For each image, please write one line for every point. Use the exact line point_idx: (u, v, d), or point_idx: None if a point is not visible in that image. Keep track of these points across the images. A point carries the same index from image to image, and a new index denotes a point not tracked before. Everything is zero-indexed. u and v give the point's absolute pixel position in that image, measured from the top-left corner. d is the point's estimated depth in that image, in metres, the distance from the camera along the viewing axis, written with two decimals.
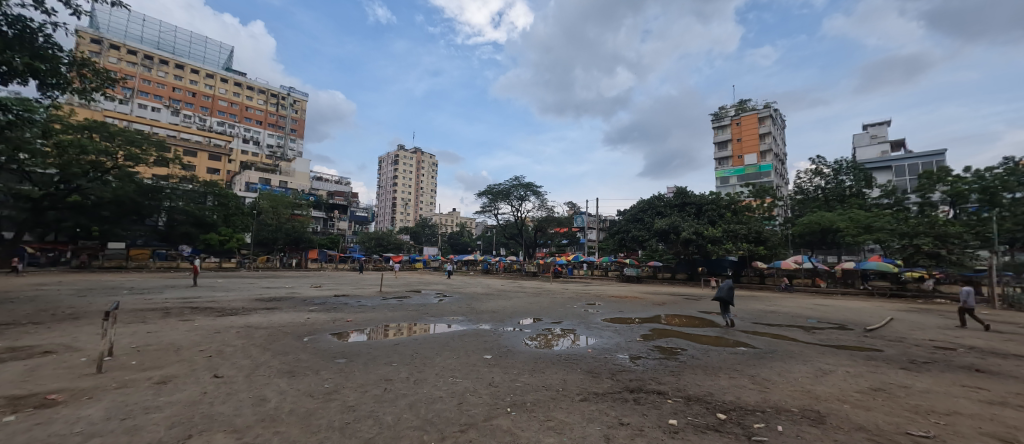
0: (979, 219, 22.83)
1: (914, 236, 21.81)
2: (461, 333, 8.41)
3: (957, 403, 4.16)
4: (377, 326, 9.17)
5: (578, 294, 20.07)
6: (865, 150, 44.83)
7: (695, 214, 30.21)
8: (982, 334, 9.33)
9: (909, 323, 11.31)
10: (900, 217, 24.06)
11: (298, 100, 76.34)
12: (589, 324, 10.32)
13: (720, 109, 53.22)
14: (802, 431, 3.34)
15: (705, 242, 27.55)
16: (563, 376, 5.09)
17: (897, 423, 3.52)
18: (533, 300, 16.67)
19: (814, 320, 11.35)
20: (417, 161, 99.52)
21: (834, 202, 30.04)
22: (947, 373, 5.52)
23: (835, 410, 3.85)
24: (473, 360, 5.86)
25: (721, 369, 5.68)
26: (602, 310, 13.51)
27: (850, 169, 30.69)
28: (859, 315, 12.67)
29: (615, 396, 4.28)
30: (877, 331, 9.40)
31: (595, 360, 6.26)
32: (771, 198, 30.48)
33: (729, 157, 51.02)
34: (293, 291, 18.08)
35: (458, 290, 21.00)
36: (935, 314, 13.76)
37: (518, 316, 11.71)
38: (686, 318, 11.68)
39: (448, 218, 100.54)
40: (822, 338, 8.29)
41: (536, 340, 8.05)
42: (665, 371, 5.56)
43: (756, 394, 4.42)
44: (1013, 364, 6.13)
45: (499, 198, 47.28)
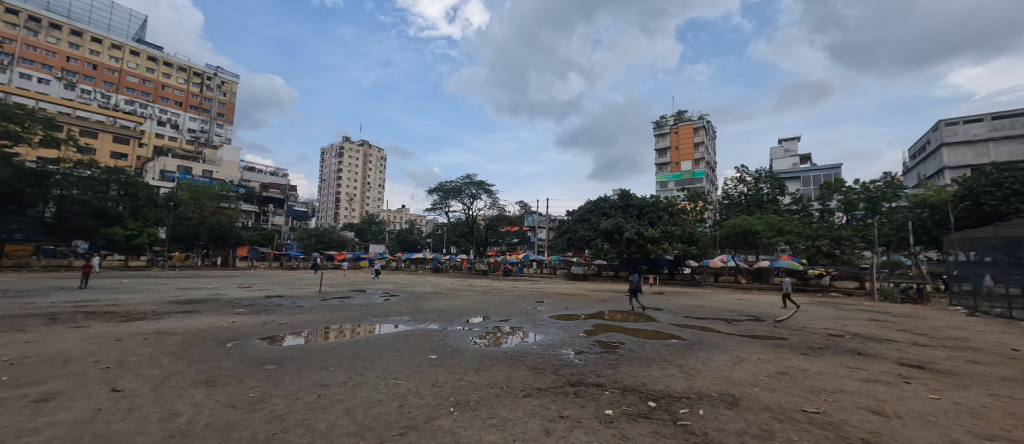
0: (865, 225, 26.90)
1: (815, 238, 25.18)
2: (408, 333, 8.17)
3: (842, 382, 4.87)
4: (316, 328, 8.61)
5: (527, 292, 20.49)
6: (779, 161, 50.61)
7: (637, 216, 32.03)
8: (864, 322, 10.99)
9: (810, 314, 12.97)
10: (806, 222, 27.51)
11: (227, 82, 69.07)
12: (536, 322, 10.55)
13: (661, 118, 57.03)
14: (719, 413, 3.69)
15: (645, 242, 29.43)
16: (508, 373, 5.16)
17: (795, 402, 4.03)
18: (482, 298, 16.69)
19: (736, 313, 12.61)
20: (364, 154, 94.93)
21: (754, 207, 33.57)
22: (836, 357, 6.44)
23: (747, 394, 4.32)
24: (417, 361, 5.72)
25: (654, 360, 6.11)
26: (549, 307, 13.87)
27: (768, 178, 34.41)
28: (771, 308, 14.29)
29: (556, 390, 4.41)
30: (785, 322, 10.65)
31: (541, 356, 6.41)
32: (703, 202, 33.31)
33: (667, 163, 54.81)
34: (219, 292, 16.42)
35: (406, 289, 20.32)
36: (829, 306, 15.93)
37: (466, 315, 11.61)
38: (627, 314, 12.39)
39: (396, 215, 97.10)
40: (739, 329, 9.24)
41: (484, 338, 8.05)
42: (605, 364, 5.86)
43: (683, 382, 4.81)
44: (884, 347, 7.29)
45: (450, 196, 46.64)
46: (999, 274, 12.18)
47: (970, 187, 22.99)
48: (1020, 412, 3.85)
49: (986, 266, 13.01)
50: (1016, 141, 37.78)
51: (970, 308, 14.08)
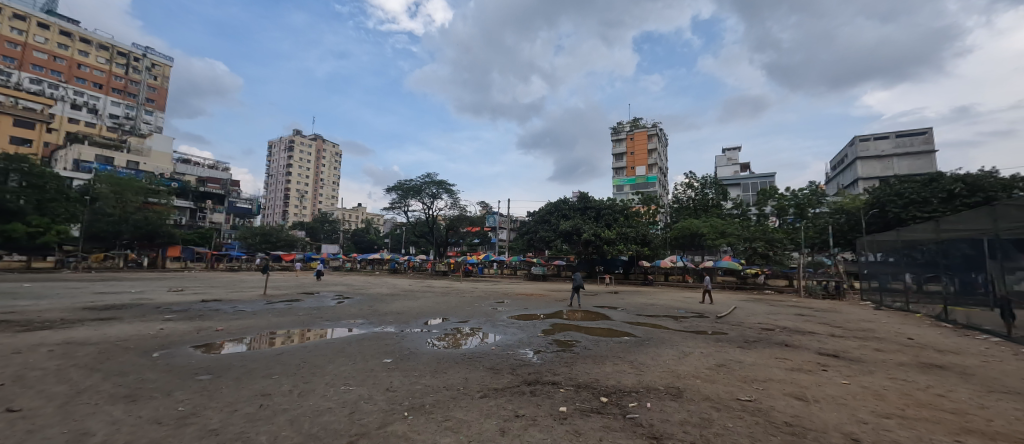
0: (794, 228, 29.74)
1: (752, 240, 28.01)
2: (362, 337, 7.89)
3: (771, 371, 5.35)
4: (260, 334, 8.04)
5: (487, 292, 20.51)
6: (722, 169, 54.60)
7: (595, 218, 33.06)
8: (792, 317, 12.17)
9: (747, 310, 14.13)
10: (745, 225, 30.01)
11: (159, 65, 62.62)
12: (496, 322, 10.56)
13: (618, 124, 59.33)
14: (664, 406, 3.92)
15: (602, 243, 30.48)
16: (465, 375, 5.12)
17: (731, 392, 4.36)
18: (441, 299, 16.44)
19: (683, 310, 13.46)
20: (317, 148, 90.02)
21: (700, 211, 35.95)
22: (768, 348, 7.06)
23: (690, 386, 4.61)
24: (371, 365, 5.52)
25: (607, 356, 6.37)
26: (508, 308, 13.93)
27: (712, 184, 36.79)
28: (714, 305, 15.39)
29: (513, 390, 4.46)
30: (725, 318, 11.49)
31: (499, 356, 6.46)
32: (655, 206, 35.15)
33: (623, 168, 57.13)
34: (145, 297, 14.82)
35: (360, 291, 19.49)
36: (763, 302, 17.44)
37: (425, 317, 11.38)
38: (584, 313, 12.74)
39: (352, 213, 93.08)
40: (686, 325, 9.87)
41: (443, 340, 7.95)
42: (561, 362, 6.00)
43: (633, 377, 5.05)
44: (808, 339, 8.12)
45: (409, 195, 45.46)
46: (899, 273, 13.99)
47: (878, 197, 26.16)
48: (912, 392, 4.45)
49: (889, 266, 14.90)
50: (915, 156, 43.36)
51: (877, 302, 16.06)
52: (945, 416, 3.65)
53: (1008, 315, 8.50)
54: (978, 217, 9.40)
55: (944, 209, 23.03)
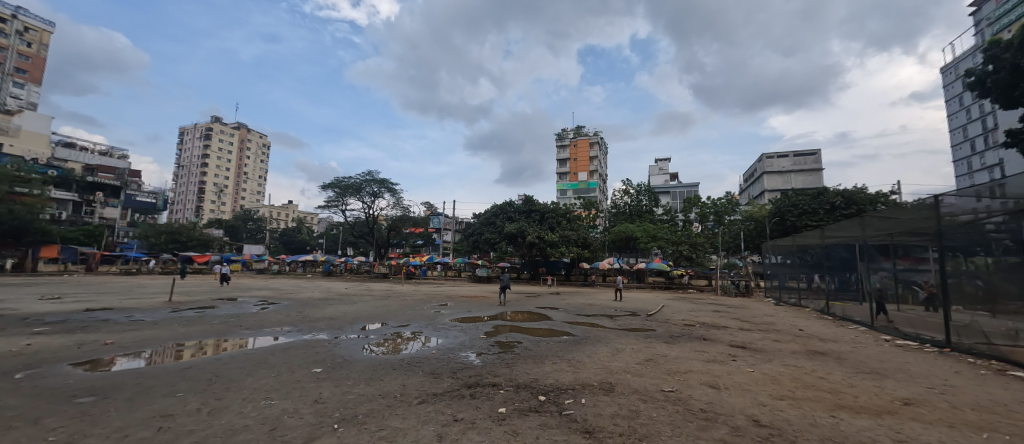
0: (713, 233, 33.09)
1: (678, 244, 30.85)
2: (289, 346, 7.27)
3: (691, 363, 5.90)
4: (163, 347, 7.06)
5: (429, 295, 20.01)
6: (655, 177, 58.98)
7: (539, 220, 33.87)
8: (711, 313, 13.46)
9: (673, 307, 15.40)
10: (673, 230, 32.72)
11: (36, 30, 52.61)
12: (437, 326, 10.37)
13: (562, 130, 61.41)
14: (598, 401, 4.13)
15: (545, 246, 31.34)
16: (403, 381, 4.95)
17: (657, 384, 4.73)
18: (380, 303, 15.72)
19: (618, 310, 14.27)
20: (241, 138, 81.48)
21: (635, 216, 38.45)
22: (688, 342, 7.77)
23: (621, 380, 4.92)
24: (298, 376, 5.10)
25: (546, 356, 6.54)
26: (451, 311, 13.74)
27: (646, 191, 39.43)
28: (646, 304, 16.52)
29: (453, 394, 4.40)
30: (654, 315, 12.40)
31: (440, 360, 6.35)
32: (595, 210, 36.94)
33: (567, 173, 59.25)
34: (5, 307, 12.19)
35: (288, 295, 17.92)
36: (687, 301, 19.10)
37: (362, 322, 10.78)
38: (526, 314, 12.96)
39: (281, 211, 85.50)
40: (619, 324, 10.49)
41: (382, 345, 7.63)
42: (502, 363, 6.05)
43: (569, 374, 5.26)
44: (722, 333, 9.06)
45: (347, 193, 42.89)
46: (793, 273, 16.19)
47: (779, 207, 30.08)
48: (800, 376, 5.17)
49: (786, 267, 17.22)
50: (809, 173, 50.53)
51: (777, 298, 18.44)
52: (823, 394, 4.30)
53: (871, 308, 10.25)
54: (852, 226, 11.21)
55: (828, 218, 27.19)
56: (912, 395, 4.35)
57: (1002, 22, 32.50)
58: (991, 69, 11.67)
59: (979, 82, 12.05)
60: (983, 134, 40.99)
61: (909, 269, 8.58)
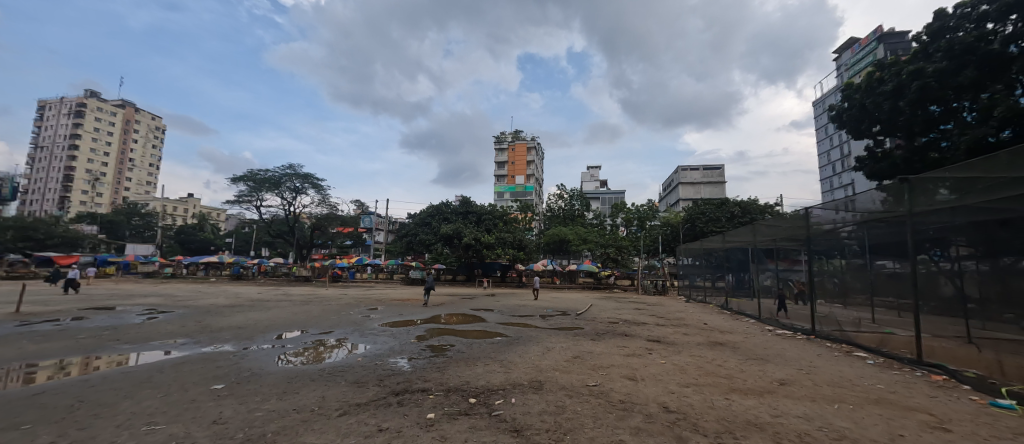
0: (636, 236, 35.98)
1: (606, 247, 33.15)
2: (183, 360, 6.31)
3: (613, 358, 6.33)
4: (4, 370, 5.68)
5: (356, 299, 18.76)
6: (587, 184, 62.27)
7: (475, 222, 33.78)
8: (632, 311, 14.57)
9: (599, 306, 16.39)
10: (602, 234, 34.87)
11: None
12: (364, 331, 9.80)
13: (501, 133, 62.02)
14: (527, 399, 4.23)
15: (481, 248, 31.34)
16: (323, 392, 4.59)
17: (582, 379, 5.00)
18: (299, 309, 14.36)
19: (550, 310, 14.78)
20: (126, 119, 69.20)
21: (568, 220, 40.20)
22: (612, 339, 8.33)
23: (550, 378, 5.09)
24: (192, 395, 4.46)
25: (479, 358, 6.55)
26: (381, 315, 13.07)
27: (578, 197, 41.25)
28: (575, 304, 17.37)
29: (378, 403, 4.19)
30: (583, 314, 13.06)
31: (367, 367, 6.01)
32: (530, 213, 37.80)
33: (504, 176, 59.93)
34: None
35: (185, 302, 15.57)
36: (613, 300, 20.41)
37: (277, 330, 9.76)
38: (460, 317, 12.80)
39: (177, 205, 74.11)
40: (550, 323, 10.87)
41: (300, 355, 6.99)
42: (433, 368, 5.90)
43: (501, 375, 5.31)
44: (641, 329, 9.83)
45: (263, 188, 38.64)
46: (701, 273, 18.20)
47: (690, 214, 33.72)
48: (703, 364, 5.84)
49: (695, 268, 19.28)
50: (715, 185, 57.37)
51: (687, 295, 20.53)
52: (719, 380, 4.90)
53: (759, 303, 11.94)
54: (746, 232, 12.96)
55: (728, 225, 31.28)
56: (786, 376, 5.14)
57: (856, 69, 40.07)
58: (847, 106, 14.34)
59: (838, 116, 14.72)
60: (841, 159, 50.13)
61: (787, 269, 10.20)
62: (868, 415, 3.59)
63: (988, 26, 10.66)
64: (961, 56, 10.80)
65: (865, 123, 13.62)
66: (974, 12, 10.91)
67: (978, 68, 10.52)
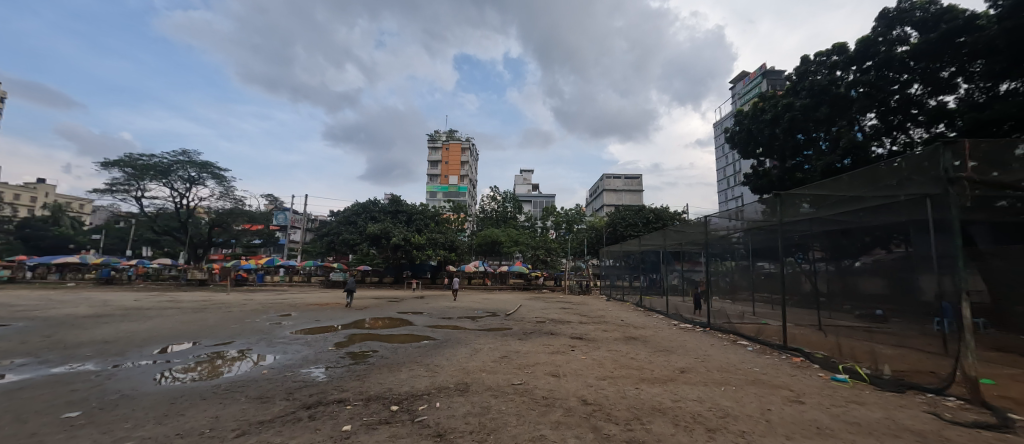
0: (564, 239, 37.73)
1: (536, 248, 34.29)
2: (19, 386, 5.05)
3: (539, 356, 6.56)
4: None
5: (265, 305, 16.79)
6: (519, 187, 63.70)
7: (405, 222, 32.48)
8: (558, 310, 15.23)
9: (528, 306, 16.83)
10: (533, 236, 35.87)
11: None
12: (273, 340, 8.83)
13: (434, 132, 60.60)
14: (452, 402, 4.17)
15: (411, 248, 30.19)
16: (217, 412, 4.03)
17: (508, 379, 5.08)
18: (190, 317, 12.41)
19: (480, 311, 14.79)
20: None
21: (500, 221, 40.65)
22: (538, 338, 8.60)
23: (477, 380, 5.08)
24: (34, 428, 3.60)
25: (404, 363, 6.30)
26: (295, 321, 11.89)
27: (511, 199, 41.65)
28: (505, 305, 17.61)
29: (285, 418, 3.80)
30: (512, 315, 13.32)
31: (275, 380, 5.41)
32: (463, 214, 37.47)
33: (437, 176, 58.65)
34: None
35: (30, 313, 12.53)
36: (541, 299, 21.11)
37: (160, 343, 8.34)
38: (385, 320, 12.18)
39: (20, 192, 59.48)
40: (480, 325, 10.87)
41: (190, 371, 6.05)
42: (352, 376, 5.52)
43: (427, 380, 5.17)
44: (565, 327, 10.31)
45: (146, 176, 32.83)
46: (620, 273, 19.68)
47: (612, 219, 36.35)
48: (618, 358, 6.32)
49: (615, 268, 20.77)
50: (634, 193, 62.61)
51: (608, 294, 22.03)
52: (632, 371, 5.36)
53: (667, 300, 13.26)
54: (658, 236, 14.33)
55: (644, 230, 34.36)
56: (686, 365, 5.79)
57: (746, 98, 46.87)
58: (738, 129, 16.73)
59: (731, 138, 17.11)
60: (733, 175, 58.09)
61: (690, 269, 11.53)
62: (746, 394, 4.22)
63: (838, 73, 13.11)
64: (819, 95, 13.15)
65: (750, 145, 16.00)
66: (827, 61, 13.40)
67: (829, 106, 12.92)
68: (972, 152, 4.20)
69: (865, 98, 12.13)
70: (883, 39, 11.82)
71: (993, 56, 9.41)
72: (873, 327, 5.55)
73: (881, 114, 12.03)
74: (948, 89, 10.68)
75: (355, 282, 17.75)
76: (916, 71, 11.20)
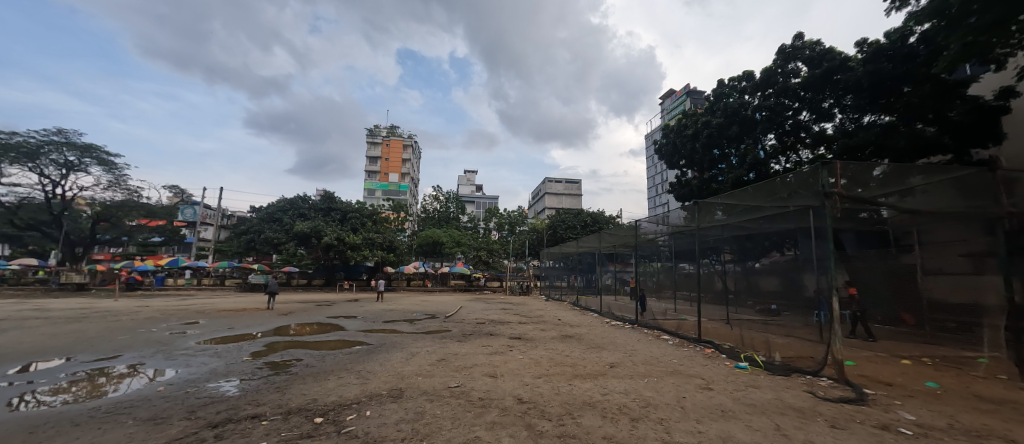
0: (506, 240, 38.06)
1: (478, 249, 34.21)
2: None
3: (477, 358, 6.53)
4: None
5: (164, 312, 14.62)
6: (463, 187, 63.13)
7: (339, 220, 30.42)
8: (498, 311, 15.29)
9: (468, 307, 16.70)
10: (475, 237, 35.64)
11: None
12: (174, 353, 7.71)
13: (374, 127, 57.77)
14: (384, 410, 3.99)
15: (345, 248, 28.25)
16: (91, 441, 3.40)
17: (444, 382, 4.98)
18: (62, 328, 10.37)
19: (419, 313, 14.36)
20: None
21: (443, 222, 39.86)
22: (477, 339, 8.56)
23: (411, 385, 4.91)
24: None
25: (332, 371, 5.89)
26: (202, 330, 10.52)
27: (454, 199, 40.99)
28: (445, 306, 17.28)
29: (185, 441, 3.34)
30: (451, 316, 13.11)
31: (174, 398, 4.72)
32: (404, 213, 36.05)
33: (376, 172, 55.93)
34: None
35: None
36: (482, 301, 21.03)
37: (16, 361, 6.86)
38: (313, 326, 11.28)
39: None
40: (418, 327, 10.54)
41: (58, 392, 5.06)
42: (270, 388, 5.03)
43: (357, 388, 4.89)
44: (504, 327, 10.39)
45: (4, 158, 26.98)
46: (559, 274, 20.35)
47: (553, 221, 37.54)
48: (554, 356, 6.52)
49: (554, 269, 21.42)
50: (574, 197, 65.25)
51: (547, 294, 22.65)
52: (566, 368, 5.58)
53: (601, 299, 13.98)
54: (594, 239, 15.06)
55: (582, 232, 35.96)
56: (615, 359, 6.17)
57: (673, 114, 51.32)
58: (665, 142, 18.27)
59: (659, 149, 18.66)
60: (661, 183, 63.14)
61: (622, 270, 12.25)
62: (664, 384, 4.61)
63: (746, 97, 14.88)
64: (731, 116, 14.88)
65: (675, 157, 17.60)
66: (737, 86, 15.20)
67: (739, 126, 14.66)
68: (842, 171, 5.01)
69: (766, 120, 13.92)
70: (781, 71, 13.68)
71: (860, 92, 11.30)
72: (768, 319, 6.33)
73: (778, 135, 13.93)
74: (828, 117, 12.63)
75: (277, 284, 16.30)
76: (805, 101, 13.10)
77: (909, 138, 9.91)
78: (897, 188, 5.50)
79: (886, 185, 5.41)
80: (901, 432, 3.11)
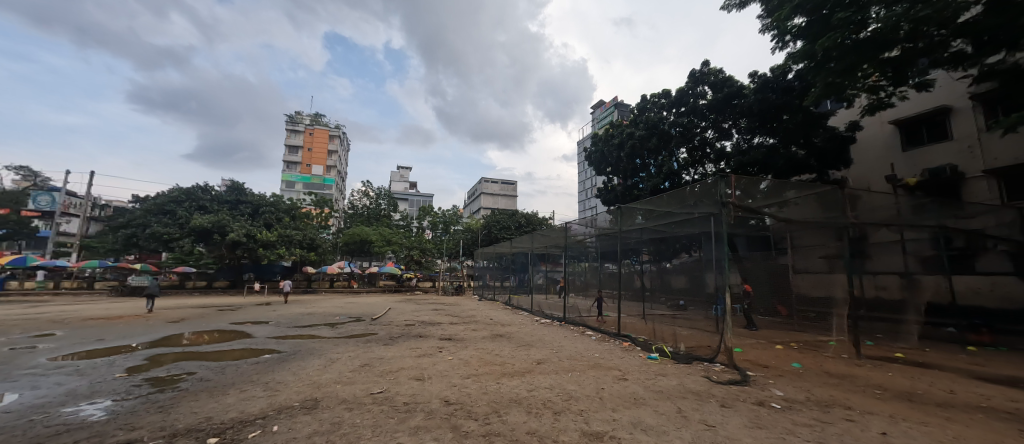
0: (440, 239, 37.20)
1: (410, 248, 33.00)
2: None
3: (404, 361, 6.29)
4: None
5: (4, 322, 11.76)
6: (396, 184, 60.46)
7: (249, 215, 27.18)
8: (429, 312, 14.88)
9: (397, 309, 16.00)
10: (407, 237, 34.29)
11: None
12: (15, 373, 6.21)
13: (295, 113, 52.66)
14: (295, 423, 3.66)
15: (256, 246, 25.21)
16: None
17: (366, 388, 4.71)
18: None
19: (342, 316, 13.39)
20: None
21: (373, 219, 37.50)
22: (406, 342, 8.22)
23: (329, 393, 4.55)
24: None
25: (233, 384, 5.22)
26: (59, 343, 8.64)
27: (385, 196, 39.00)
28: (373, 308, 16.34)
29: None
30: (378, 319, 12.45)
31: (10, 429, 3.79)
32: (328, 209, 33.34)
33: (297, 163, 51.10)
34: None
35: None
36: (413, 302, 20.30)
37: None
38: (212, 334, 9.89)
39: None
40: (340, 332, 9.82)
41: None
42: (151, 408, 4.31)
43: (264, 401, 4.41)
44: (434, 328, 10.15)
45: None
46: (492, 273, 20.44)
47: (488, 221, 37.70)
48: (484, 355, 6.54)
49: (488, 269, 21.48)
50: (510, 198, 66.22)
51: (480, 294, 22.64)
52: (495, 367, 5.63)
53: (532, 298, 14.37)
54: (528, 239, 15.39)
55: (516, 233, 36.67)
56: (542, 356, 6.37)
57: (603, 123, 54.68)
58: (594, 149, 19.36)
59: (588, 155, 19.73)
60: (591, 188, 66.87)
61: None
62: (586, 377, 4.88)
63: (664, 113, 16.40)
64: (651, 129, 16.29)
65: (603, 164, 18.77)
66: (657, 102, 16.67)
67: (658, 138, 16.12)
68: (736, 184, 5.78)
69: (680, 135, 15.48)
70: (692, 92, 15.31)
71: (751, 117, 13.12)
72: (676, 314, 7.06)
73: (689, 149, 15.60)
74: (727, 136, 14.47)
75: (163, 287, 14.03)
76: (710, 120, 14.85)
77: (786, 159, 11.83)
78: (776, 200, 6.49)
79: (769, 197, 6.34)
80: (773, 407, 3.66)
